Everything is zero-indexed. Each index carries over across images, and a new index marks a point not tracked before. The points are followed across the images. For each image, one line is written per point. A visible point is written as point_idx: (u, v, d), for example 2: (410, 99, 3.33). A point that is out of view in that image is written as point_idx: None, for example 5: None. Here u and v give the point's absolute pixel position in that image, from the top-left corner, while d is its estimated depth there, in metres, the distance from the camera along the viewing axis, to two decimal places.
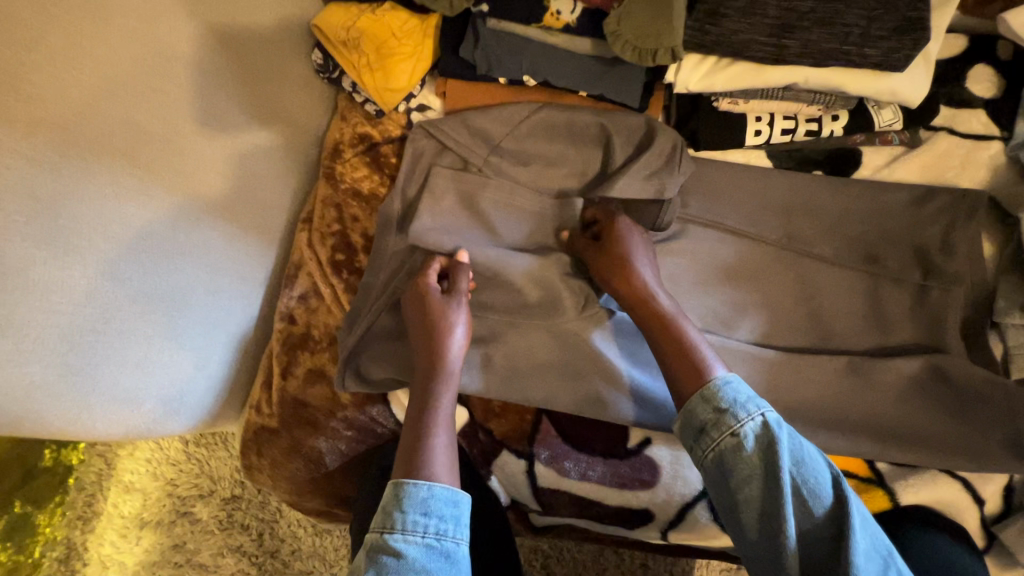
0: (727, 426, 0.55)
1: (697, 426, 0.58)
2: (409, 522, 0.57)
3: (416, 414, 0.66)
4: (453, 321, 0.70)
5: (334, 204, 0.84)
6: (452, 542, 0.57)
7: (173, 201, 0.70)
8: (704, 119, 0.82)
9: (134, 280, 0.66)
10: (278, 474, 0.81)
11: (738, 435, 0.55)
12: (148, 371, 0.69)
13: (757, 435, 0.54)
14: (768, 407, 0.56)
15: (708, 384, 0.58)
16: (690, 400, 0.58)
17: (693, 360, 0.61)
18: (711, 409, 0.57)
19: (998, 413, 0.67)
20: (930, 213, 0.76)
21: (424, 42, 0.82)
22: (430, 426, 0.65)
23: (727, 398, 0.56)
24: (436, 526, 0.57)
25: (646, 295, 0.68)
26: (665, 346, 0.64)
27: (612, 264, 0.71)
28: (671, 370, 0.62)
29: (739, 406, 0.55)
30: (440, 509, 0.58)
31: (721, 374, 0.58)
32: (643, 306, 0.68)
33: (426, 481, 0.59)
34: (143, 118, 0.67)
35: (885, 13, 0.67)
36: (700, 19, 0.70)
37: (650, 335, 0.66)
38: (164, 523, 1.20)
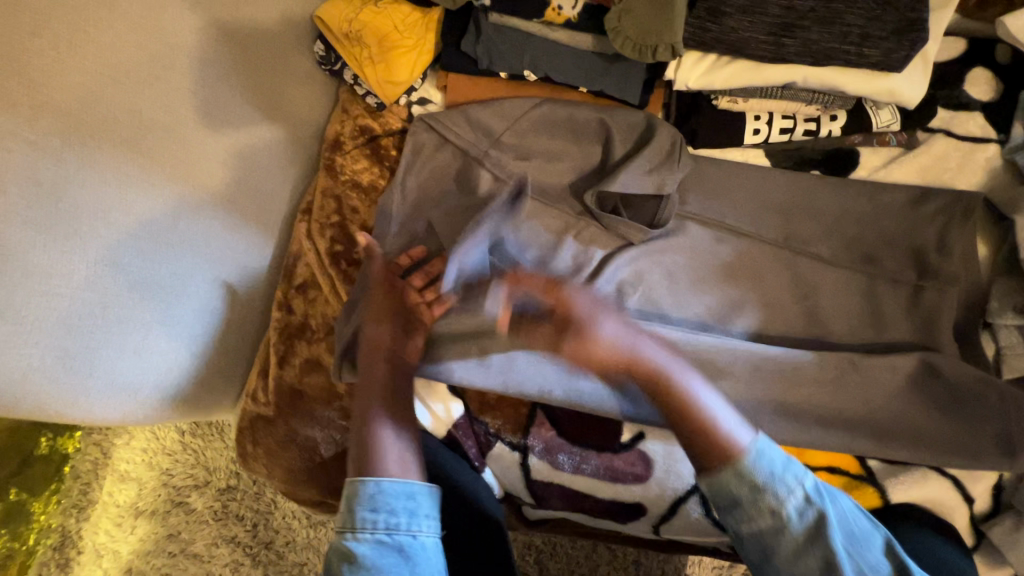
0: (769, 503, 0.59)
1: (734, 500, 0.61)
2: (360, 521, 0.62)
3: (362, 413, 0.69)
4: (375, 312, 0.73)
5: (333, 195, 0.84)
6: (405, 534, 0.62)
7: (174, 188, 0.70)
8: (704, 117, 0.82)
9: (132, 264, 0.66)
10: (273, 464, 0.81)
11: (781, 511, 0.59)
12: (146, 359, 0.68)
13: (800, 508, 0.59)
14: (805, 475, 0.60)
15: (738, 458, 0.60)
16: (724, 477, 0.61)
17: (715, 429, 0.61)
18: (748, 486, 0.60)
19: (989, 412, 0.68)
20: (927, 214, 0.77)
21: (426, 36, 0.83)
22: (373, 421, 0.68)
23: (765, 475, 0.59)
24: (387, 521, 0.62)
25: (640, 363, 0.65)
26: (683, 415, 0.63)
27: (592, 350, 0.66)
28: (696, 442, 0.62)
29: (778, 482, 0.59)
30: (390, 504, 0.63)
31: (750, 445, 0.60)
32: (648, 376, 0.65)
33: (374, 478, 0.64)
34: (145, 106, 0.68)
35: (884, 14, 0.68)
36: (701, 16, 0.70)
37: (664, 404, 0.64)
38: (159, 512, 1.20)
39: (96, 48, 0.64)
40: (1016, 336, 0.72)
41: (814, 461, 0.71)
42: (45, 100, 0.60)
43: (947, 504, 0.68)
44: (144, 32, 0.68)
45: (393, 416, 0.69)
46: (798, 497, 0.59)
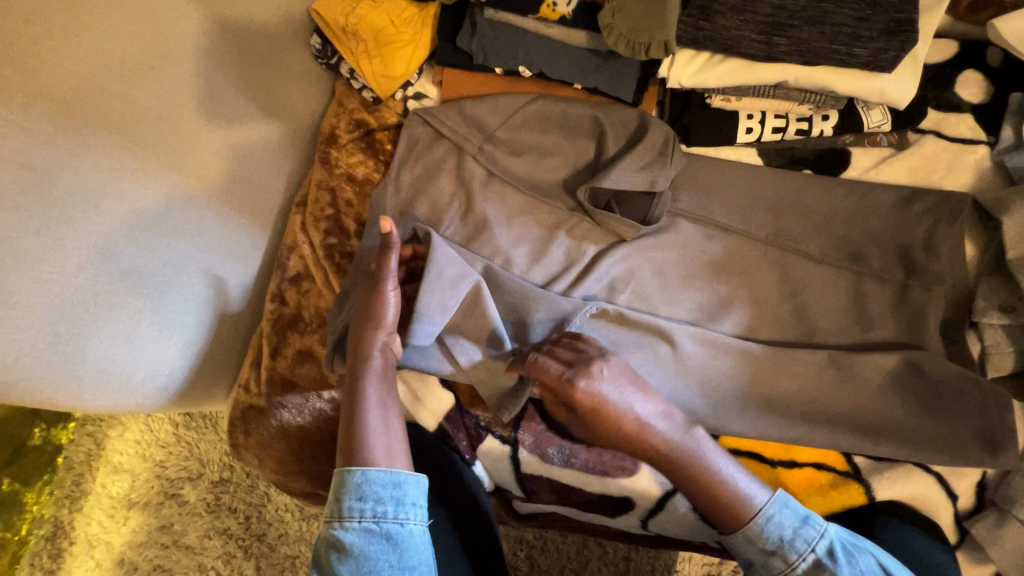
0: (778, 566, 0.59)
1: (748, 560, 0.61)
2: (347, 509, 0.62)
3: (350, 398, 0.69)
4: (386, 301, 0.70)
5: (328, 188, 0.85)
6: (392, 521, 0.62)
7: (167, 178, 0.71)
8: (696, 115, 0.83)
9: (126, 252, 0.66)
10: (264, 454, 0.82)
11: (792, 573, 0.58)
12: (137, 347, 0.69)
13: (813, 572, 0.57)
14: (820, 538, 0.58)
15: (750, 523, 0.60)
16: (735, 540, 0.61)
17: (728, 497, 0.61)
18: (758, 550, 0.60)
19: (972, 409, 0.69)
20: (916, 214, 0.77)
21: (422, 31, 0.84)
22: (363, 408, 0.68)
23: (772, 538, 0.59)
24: (373, 510, 0.62)
25: (650, 451, 0.64)
26: (695, 482, 0.62)
27: (602, 436, 0.65)
28: (710, 505, 0.62)
29: (788, 546, 0.58)
30: (377, 492, 0.63)
31: (762, 509, 0.60)
32: (659, 461, 0.64)
33: (362, 467, 0.64)
34: (139, 95, 0.68)
35: (873, 14, 0.68)
36: (693, 14, 0.71)
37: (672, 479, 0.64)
38: (151, 504, 1.21)
39: (91, 34, 0.64)
40: (1000, 335, 0.72)
41: (799, 457, 0.72)
42: (37, 85, 0.60)
43: (930, 501, 0.69)
44: (138, 21, 0.68)
45: (382, 402, 0.69)
46: (812, 561, 0.58)
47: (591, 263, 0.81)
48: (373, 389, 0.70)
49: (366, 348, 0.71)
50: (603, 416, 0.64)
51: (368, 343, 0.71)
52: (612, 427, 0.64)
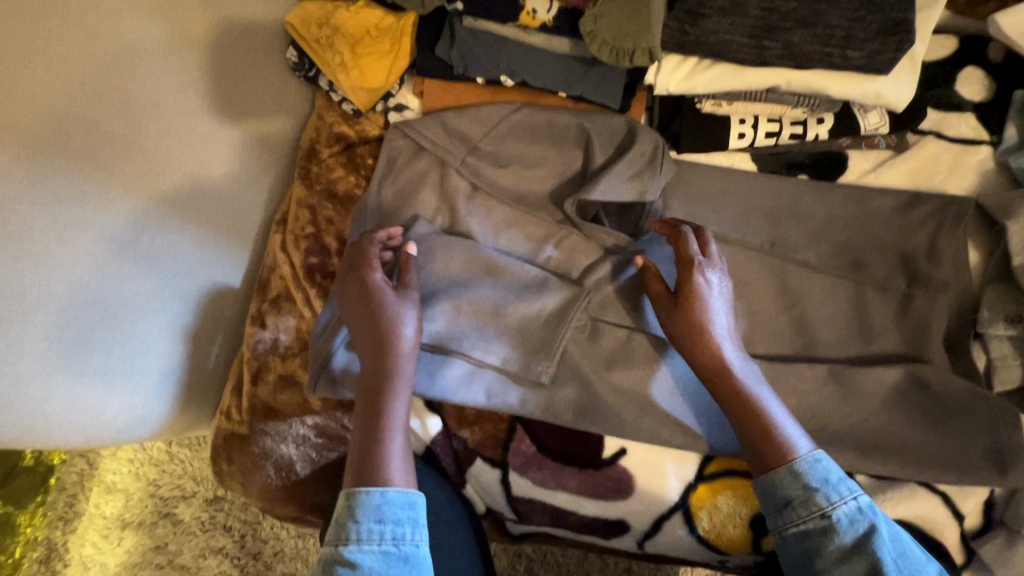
0: (818, 506, 0.56)
1: (784, 500, 0.57)
2: (363, 531, 0.57)
3: (368, 417, 0.64)
4: (403, 318, 0.67)
5: (309, 205, 0.82)
6: (410, 544, 0.57)
7: (136, 203, 0.68)
8: (686, 121, 0.80)
9: (89, 286, 0.64)
10: (249, 483, 0.79)
11: (829, 517, 0.55)
12: (109, 381, 0.67)
13: (853, 518, 0.55)
14: (858, 491, 0.56)
15: (794, 462, 0.58)
16: (777, 474, 0.58)
17: (775, 436, 0.59)
18: (801, 487, 0.56)
19: (979, 424, 0.66)
20: (916, 219, 0.75)
21: (401, 41, 0.80)
22: (387, 426, 0.63)
23: (819, 476, 0.56)
24: (392, 533, 0.57)
25: (714, 365, 0.63)
26: (740, 407, 0.61)
27: (686, 329, 0.64)
28: (752, 431, 0.60)
29: (830, 488, 0.56)
30: (395, 514, 0.58)
31: (812, 451, 0.58)
32: (720, 382, 0.63)
33: (380, 488, 0.59)
34: (105, 121, 0.66)
35: (867, 15, 0.65)
36: (680, 18, 0.68)
37: (727, 403, 0.62)
38: (146, 524, 1.19)
39: None
40: (1006, 347, 0.69)
41: None
42: None
43: (937, 520, 0.66)
44: None
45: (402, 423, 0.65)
46: (850, 509, 0.55)
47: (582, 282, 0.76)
48: (394, 411, 0.65)
49: (386, 365, 0.66)
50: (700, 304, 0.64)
51: (383, 362, 0.66)
52: (699, 319, 0.64)
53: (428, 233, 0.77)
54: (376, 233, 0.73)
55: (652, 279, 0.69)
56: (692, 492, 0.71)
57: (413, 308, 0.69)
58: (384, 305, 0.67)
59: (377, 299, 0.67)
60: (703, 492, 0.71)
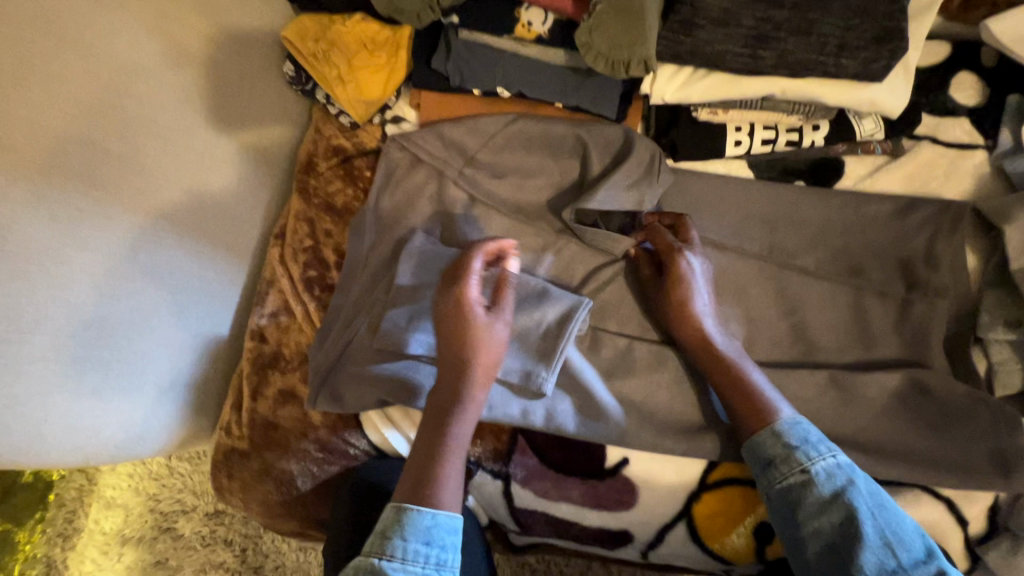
0: (798, 462, 0.58)
1: (766, 459, 0.60)
2: (409, 551, 0.55)
3: (439, 431, 0.63)
4: (490, 338, 0.65)
5: (306, 219, 0.82)
6: (451, 570, 0.56)
7: (135, 220, 0.68)
8: (683, 129, 0.80)
9: (88, 305, 0.64)
10: (250, 498, 0.79)
11: (808, 471, 0.58)
12: (107, 400, 0.67)
13: (834, 473, 0.57)
14: (837, 451, 0.59)
15: (773, 424, 0.61)
16: (760, 433, 0.60)
17: (757, 402, 0.62)
18: (782, 445, 0.59)
19: (981, 429, 0.66)
20: (913, 224, 0.75)
21: (398, 54, 0.81)
22: (450, 445, 0.62)
23: (800, 435, 0.59)
24: (436, 557, 0.56)
25: (696, 336, 0.68)
26: (720, 378, 0.65)
27: (669, 305, 0.70)
28: (737, 402, 0.64)
29: (810, 446, 0.59)
30: (442, 538, 0.57)
31: (791, 414, 0.61)
32: (701, 353, 0.67)
33: (431, 509, 0.58)
34: (103, 138, 0.65)
35: (859, 23, 0.65)
36: (674, 29, 0.67)
37: (708, 372, 0.67)
38: (146, 539, 1.18)
39: (44, 77, 0.61)
40: (1007, 351, 0.69)
41: None
42: None
43: (941, 526, 0.66)
44: (94, 58, 0.65)
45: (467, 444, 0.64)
46: (830, 464, 0.58)
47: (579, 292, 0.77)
48: (460, 431, 0.63)
49: (466, 382, 0.65)
50: (682, 278, 0.70)
51: (463, 379, 0.65)
52: (681, 296, 0.69)
53: (426, 246, 0.75)
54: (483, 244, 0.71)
55: (642, 262, 0.76)
56: (695, 501, 0.71)
57: (503, 328, 0.67)
58: (475, 320, 0.65)
59: (469, 314, 0.66)
60: (707, 502, 0.70)
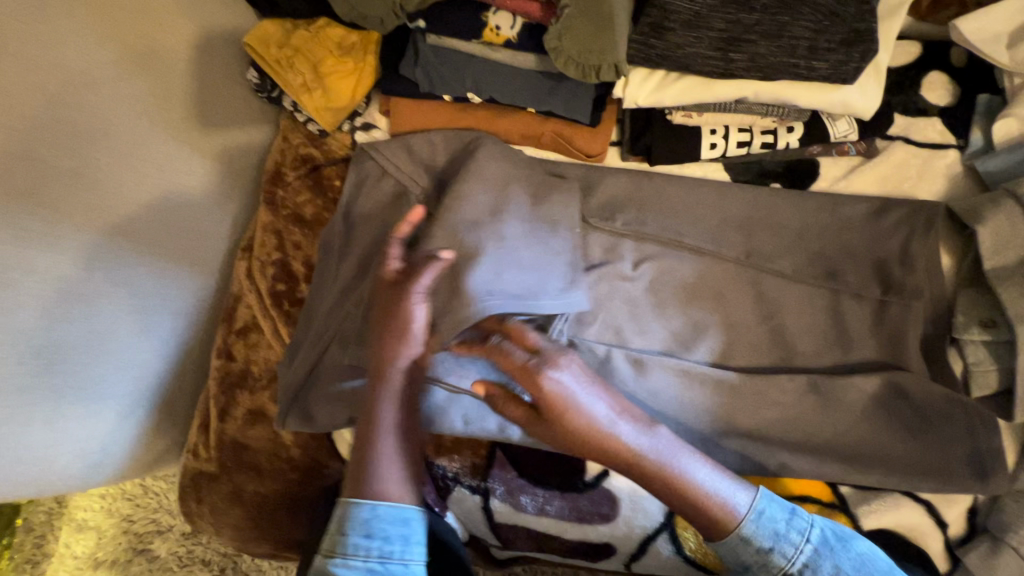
0: (778, 565, 0.59)
1: (744, 565, 0.61)
2: (352, 545, 0.60)
3: (366, 421, 0.63)
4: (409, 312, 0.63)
5: (274, 230, 0.80)
6: (398, 562, 0.60)
7: (87, 240, 0.65)
8: (657, 133, 0.79)
9: (34, 331, 0.61)
10: (219, 522, 0.76)
11: (790, 570, 0.59)
12: (62, 425, 0.65)
13: (817, 562, 0.59)
14: (808, 527, 0.60)
15: (737, 528, 0.59)
16: (730, 544, 0.60)
17: (711, 503, 0.59)
18: (754, 551, 0.59)
19: (957, 430, 0.66)
20: (888, 226, 0.75)
21: (365, 60, 0.79)
22: (380, 436, 0.62)
23: (768, 528, 0.59)
24: (380, 549, 0.60)
25: (621, 462, 0.60)
26: (655, 487, 0.60)
27: (567, 439, 0.61)
28: (686, 510, 0.60)
29: (783, 541, 0.59)
30: (385, 530, 0.60)
31: (750, 506, 0.60)
32: (630, 471, 0.60)
33: (370, 501, 0.61)
34: (50, 153, 0.62)
35: (832, 24, 0.63)
36: (646, 32, 0.66)
37: (647, 485, 0.61)
38: (119, 562, 1.14)
39: None
40: (982, 352, 0.69)
41: (784, 489, 0.69)
42: None
43: (921, 529, 0.66)
44: (39, 69, 0.61)
45: (401, 430, 0.63)
46: (808, 554, 0.59)
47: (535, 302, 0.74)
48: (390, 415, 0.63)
49: (386, 359, 0.63)
50: (571, 413, 0.59)
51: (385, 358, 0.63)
52: (581, 430, 0.60)
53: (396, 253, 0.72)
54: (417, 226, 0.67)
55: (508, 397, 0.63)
56: (677, 512, 0.69)
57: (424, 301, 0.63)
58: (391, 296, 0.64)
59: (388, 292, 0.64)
60: None
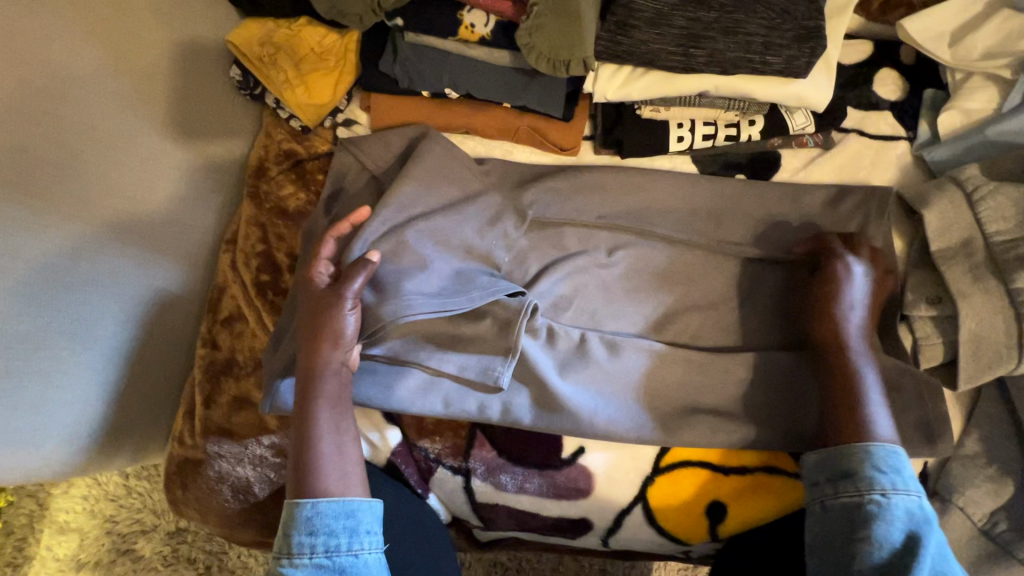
0: (878, 486, 0.58)
1: (845, 470, 0.60)
2: (297, 545, 0.59)
3: (300, 425, 0.64)
4: (336, 314, 0.66)
5: (258, 223, 0.82)
6: (346, 554, 0.59)
7: (77, 231, 0.67)
8: (627, 126, 0.83)
9: (26, 314, 0.63)
10: (205, 509, 0.77)
11: (885, 497, 0.57)
12: (49, 410, 0.67)
13: (908, 509, 0.57)
14: (918, 494, 0.59)
15: (867, 444, 0.61)
16: (852, 446, 0.61)
17: (859, 419, 0.63)
18: (868, 465, 0.59)
19: (910, 401, 0.70)
20: (844, 212, 0.79)
21: (347, 59, 0.82)
22: (316, 433, 0.63)
23: (831, 468, 0.62)
24: (325, 544, 0.59)
25: (834, 336, 0.68)
26: (835, 373, 0.66)
27: (814, 298, 0.71)
28: (834, 406, 0.64)
29: (897, 478, 0.58)
30: (328, 525, 0.60)
31: (886, 443, 0.61)
32: (833, 351, 0.67)
33: (312, 499, 0.61)
34: (36, 145, 0.64)
35: (783, 22, 0.69)
36: (612, 29, 0.70)
37: (826, 367, 0.67)
38: (103, 563, 1.14)
39: None
40: (930, 327, 0.73)
41: (750, 462, 0.72)
42: None
43: None
44: (28, 66, 0.63)
45: (336, 427, 0.65)
46: (907, 501, 0.57)
47: (833, 250, 0.72)
48: (325, 413, 0.65)
49: (315, 359, 0.66)
50: (846, 289, 0.69)
51: (315, 359, 0.66)
52: (826, 293, 0.70)
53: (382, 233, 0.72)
54: (332, 230, 0.72)
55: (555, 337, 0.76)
56: (651, 485, 0.73)
57: (354, 306, 0.67)
58: (323, 298, 0.68)
59: (323, 298, 0.68)
60: (661, 484, 0.72)
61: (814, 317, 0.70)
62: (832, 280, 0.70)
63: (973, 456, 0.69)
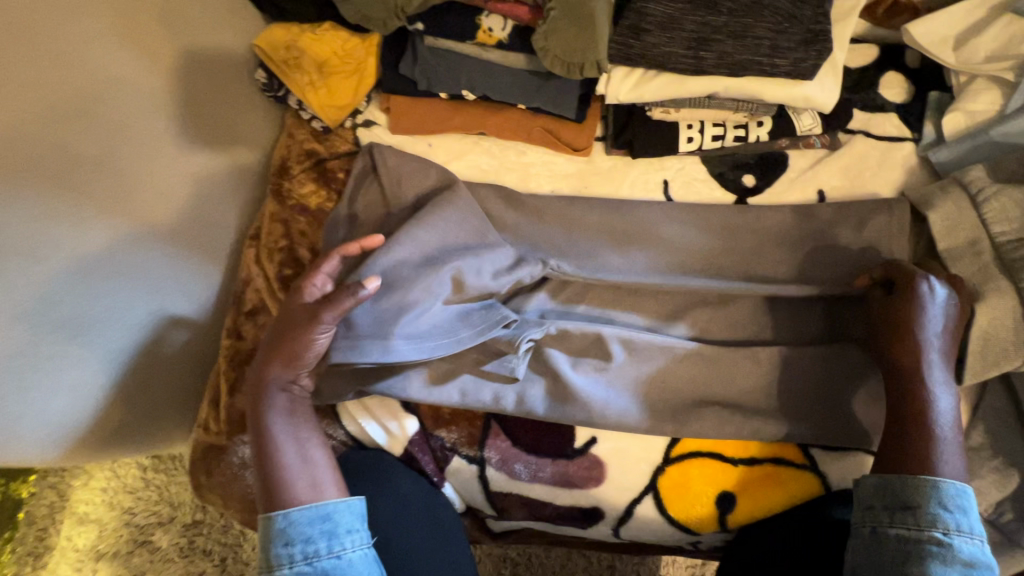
0: (942, 525, 0.59)
1: (909, 504, 0.60)
2: (279, 556, 0.62)
3: (260, 436, 0.67)
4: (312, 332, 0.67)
5: (281, 220, 0.85)
6: (327, 557, 0.62)
7: (113, 225, 0.71)
8: (638, 127, 0.85)
9: (65, 303, 0.66)
10: (227, 495, 0.80)
11: (946, 538, 0.58)
12: (82, 396, 0.70)
13: (968, 551, 0.58)
14: (978, 535, 0.60)
15: (936, 483, 0.60)
16: (920, 482, 0.60)
17: (930, 459, 0.62)
18: (936, 504, 0.59)
19: None
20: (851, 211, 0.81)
21: (367, 60, 0.84)
22: (276, 445, 0.66)
23: (893, 499, 0.61)
24: (304, 551, 0.62)
25: (907, 365, 0.65)
26: (907, 407, 0.64)
27: (889, 323, 0.67)
28: (904, 443, 0.63)
29: (962, 519, 0.59)
30: (304, 532, 0.62)
31: (955, 482, 0.61)
32: (907, 382, 0.65)
33: (284, 511, 0.63)
34: (77, 143, 0.67)
35: (790, 27, 0.72)
36: (624, 33, 0.74)
37: (897, 399, 0.65)
38: (121, 553, 1.17)
39: (27, 79, 0.63)
40: None
41: (759, 453, 0.74)
42: None
43: None
44: (70, 67, 0.67)
45: (296, 439, 0.67)
46: (967, 542, 0.59)
47: (911, 272, 0.68)
48: (284, 424, 0.68)
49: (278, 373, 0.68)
50: (924, 316, 0.66)
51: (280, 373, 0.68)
52: (905, 319, 0.66)
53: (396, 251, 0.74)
54: (343, 247, 0.71)
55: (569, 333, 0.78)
56: (661, 476, 0.74)
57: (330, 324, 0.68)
58: (297, 316, 0.69)
59: (295, 315, 0.69)
60: (671, 475, 0.74)
61: (887, 343, 0.67)
62: (911, 306, 0.66)
63: (978, 449, 0.70)
